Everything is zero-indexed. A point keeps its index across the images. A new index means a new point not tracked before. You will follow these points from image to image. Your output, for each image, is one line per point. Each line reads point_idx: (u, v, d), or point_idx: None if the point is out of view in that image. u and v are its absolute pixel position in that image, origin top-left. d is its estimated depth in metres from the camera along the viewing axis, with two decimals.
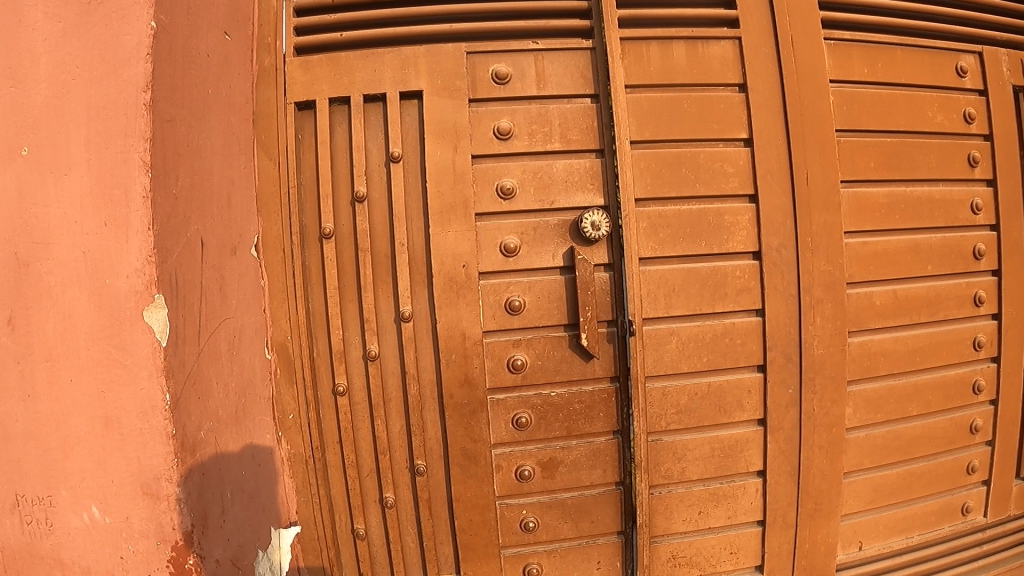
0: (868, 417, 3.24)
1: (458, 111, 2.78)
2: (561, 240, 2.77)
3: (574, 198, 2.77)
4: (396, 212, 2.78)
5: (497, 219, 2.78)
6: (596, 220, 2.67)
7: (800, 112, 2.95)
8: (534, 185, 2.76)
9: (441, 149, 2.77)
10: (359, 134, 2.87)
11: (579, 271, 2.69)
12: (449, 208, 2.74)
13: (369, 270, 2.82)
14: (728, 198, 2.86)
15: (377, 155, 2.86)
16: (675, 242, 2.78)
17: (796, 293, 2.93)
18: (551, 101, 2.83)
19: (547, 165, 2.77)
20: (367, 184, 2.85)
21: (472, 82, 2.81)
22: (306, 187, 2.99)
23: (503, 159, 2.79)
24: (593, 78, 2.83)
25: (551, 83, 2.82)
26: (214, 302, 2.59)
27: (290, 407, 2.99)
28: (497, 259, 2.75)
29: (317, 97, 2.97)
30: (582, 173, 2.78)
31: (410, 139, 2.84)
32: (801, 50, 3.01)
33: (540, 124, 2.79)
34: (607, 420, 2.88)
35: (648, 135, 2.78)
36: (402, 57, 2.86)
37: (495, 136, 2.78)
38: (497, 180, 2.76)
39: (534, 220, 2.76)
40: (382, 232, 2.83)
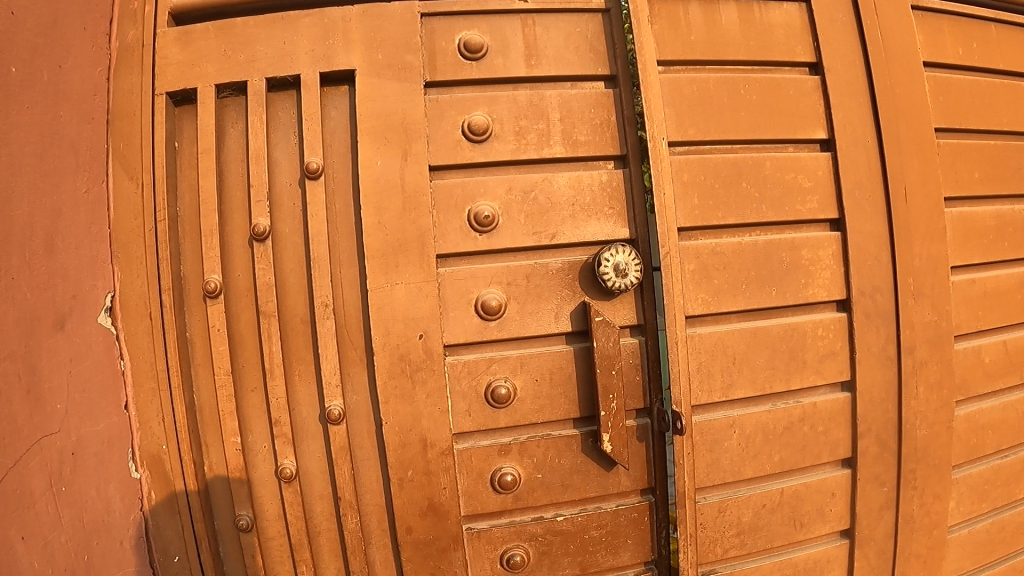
0: (972, 509, 2.41)
1: (408, 100, 1.82)
2: (569, 294, 1.83)
3: (584, 228, 1.84)
4: (313, 257, 1.82)
5: (470, 263, 1.82)
6: (621, 262, 1.77)
7: (893, 103, 2.11)
8: (527, 210, 1.82)
9: (383, 159, 1.81)
10: (259, 137, 1.90)
11: (597, 341, 1.78)
12: (398, 248, 1.78)
13: (275, 344, 1.87)
14: (805, 225, 1.99)
15: (290, 171, 1.91)
16: (736, 292, 1.88)
17: (896, 356, 2.08)
18: (548, 86, 1.90)
19: (544, 179, 1.84)
20: (271, 215, 1.90)
21: (429, 58, 1.87)
22: (186, 219, 2.02)
23: (477, 173, 1.84)
24: (607, 52, 1.93)
25: (548, 59, 1.89)
26: (16, 411, 1.62)
27: (175, 546, 2.00)
28: (473, 325, 1.80)
29: (199, 83, 1.99)
30: (596, 191, 1.86)
31: (338, 145, 1.89)
32: (888, 19, 2.17)
33: (532, 119, 1.86)
34: (638, 549, 1.96)
35: (694, 135, 1.90)
36: (324, 21, 1.90)
37: (465, 137, 1.83)
38: (469, 205, 1.81)
39: (526, 263, 1.82)
40: (298, 287, 1.89)
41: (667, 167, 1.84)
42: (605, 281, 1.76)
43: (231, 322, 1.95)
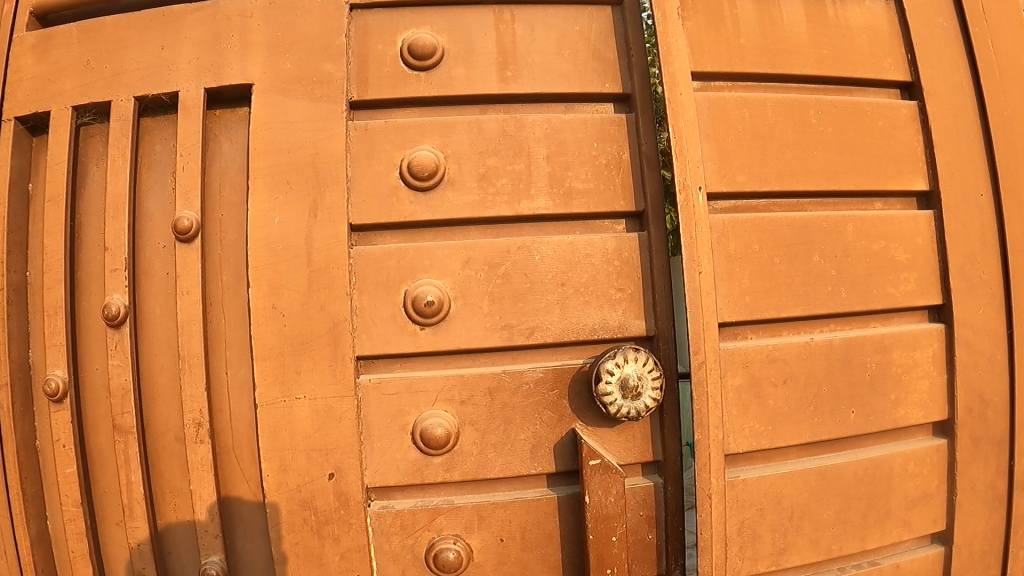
0: None
1: (321, 128, 1.25)
2: (551, 419, 1.25)
3: (579, 319, 1.26)
4: (182, 354, 1.27)
5: (409, 369, 1.25)
6: (632, 377, 1.19)
7: (1017, 143, 1.50)
8: (495, 295, 1.24)
9: (283, 213, 1.23)
10: (119, 180, 1.34)
11: (589, 494, 1.20)
12: (299, 346, 1.21)
13: (136, 475, 1.30)
14: (896, 313, 1.42)
15: (165, 226, 1.35)
16: (796, 420, 1.30)
17: (1007, 495, 1.48)
18: (530, 109, 1.31)
19: (523, 248, 1.26)
20: (133, 287, 1.33)
21: (357, 66, 1.29)
22: (35, 287, 1.45)
23: (422, 238, 1.26)
24: (619, 61, 1.34)
25: (531, 71, 1.30)
26: None
27: None
28: (408, 461, 1.23)
29: (53, 105, 1.41)
30: (601, 264, 1.28)
31: (229, 192, 1.32)
32: (1010, 25, 1.56)
33: (507, 159, 1.27)
34: None
35: (744, 183, 1.31)
36: (215, 16, 1.32)
37: (404, 182, 1.25)
38: (407, 284, 1.23)
39: (491, 371, 1.24)
40: (171, 393, 1.32)
41: (704, 234, 1.23)
42: (605, 406, 1.20)
43: (87, 433, 1.39)
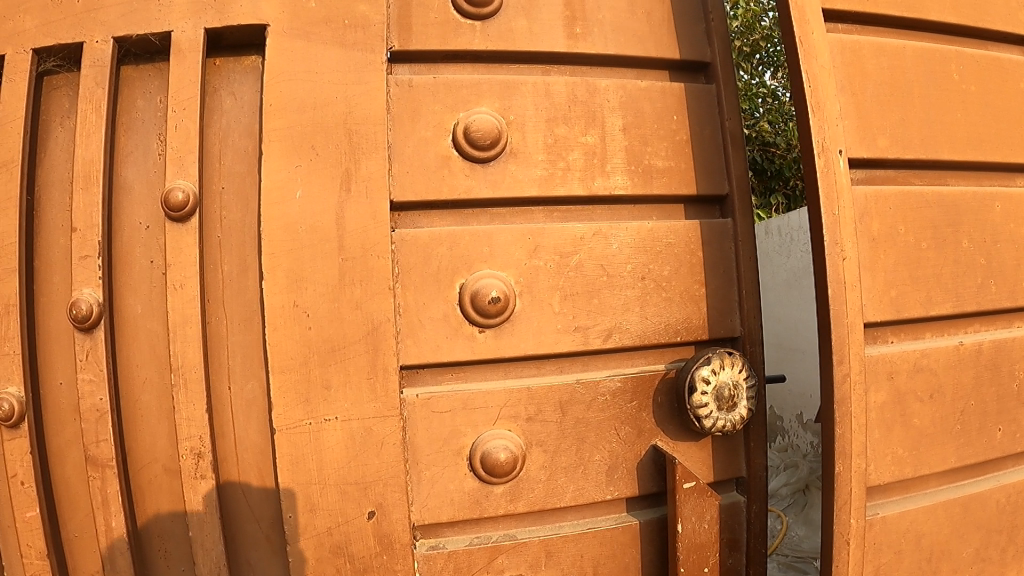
0: None
1: (355, 82, 1.04)
2: (629, 436, 1.07)
3: (658, 323, 1.08)
4: (174, 366, 1.01)
5: (464, 380, 1.05)
6: (729, 386, 1.04)
7: None
8: (567, 291, 1.05)
9: (308, 187, 1.02)
10: (93, 144, 1.07)
11: (682, 522, 1.03)
12: (330, 353, 1.00)
13: (119, 518, 1.04)
14: None
15: (150, 203, 1.08)
16: (938, 442, 1.18)
17: None
18: (600, 73, 1.12)
19: (599, 236, 1.07)
20: (110, 283, 1.05)
21: (398, 9, 1.08)
22: None
23: (477, 222, 1.06)
24: (695, 19, 1.16)
25: (601, 31, 1.11)
26: None
27: None
28: (464, 493, 1.03)
29: (6, 46, 1.11)
30: (685, 254, 1.10)
31: (234, 161, 1.07)
32: None
33: (579, 127, 1.08)
34: None
35: (885, 148, 1.16)
36: None
37: (458, 153, 1.06)
38: (463, 275, 1.04)
39: (562, 382, 1.06)
40: (160, 411, 1.05)
41: (847, 209, 1.08)
42: (696, 423, 1.03)
43: (53, 466, 1.10)
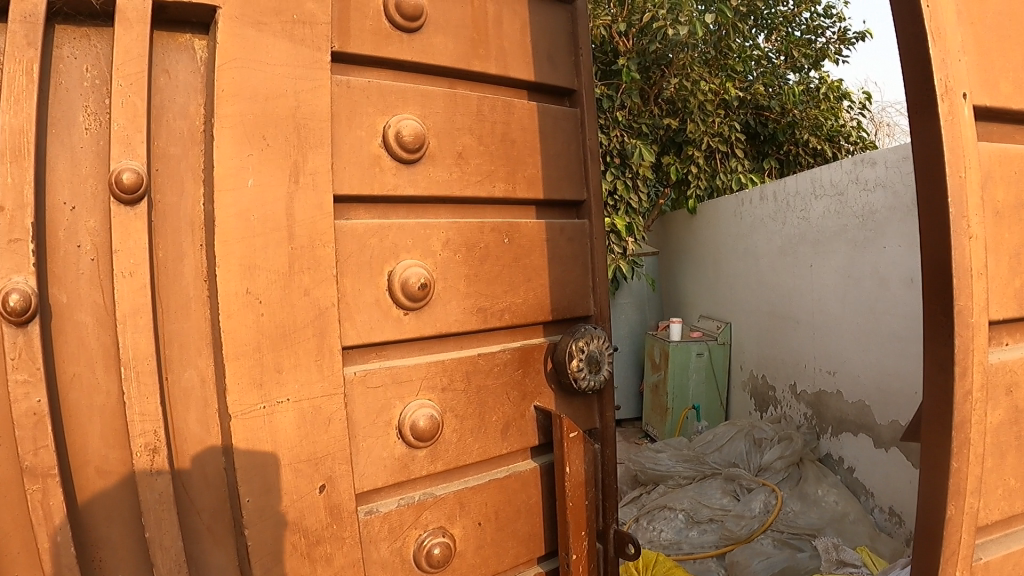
0: None
1: (302, 77, 1.20)
2: (517, 397, 1.50)
3: (540, 295, 1.53)
4: (127, 359, 1.12)
5: (384, 360, 1.32)
6: (595, 356, 1.59)
7: None
8: (472, 277, 1.41)
9: (258, 176, 1.16)
10: (23, 118, 1.11)
11: (567, 460, 1.50)
12: (277, 337, 1.17)
13: (63, 535, 1.11)
14: None
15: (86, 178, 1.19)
16: (1002, 454, 1.37)
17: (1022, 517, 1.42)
18: (487, 90, 1.48)
19: (496, 229, 1.45)
20: (42, 269, 1.13)
21: (339, 11, 1.26)
22: None
23: (396, 215, 1.33)
24: (561, 55, 1.61)
25: (497, 52, 1.46)
26: None
27: None
28: (395, 463, 1.30)
29: None
30: (556, 246, 1.57)
31: (166, 141, 1.21)
32: None
33: (480, 134, 1.42)
34: None
35: (1000, 102, 1.36)
36: None
37: (387, 152, 1.30)
38: (390, 266, 1.30)
39: (469, 354, 1.41)
40: (91, 411, 1.17)
41: (970, 170, 1.28)
42: (576, 381, 1.55)
43: None
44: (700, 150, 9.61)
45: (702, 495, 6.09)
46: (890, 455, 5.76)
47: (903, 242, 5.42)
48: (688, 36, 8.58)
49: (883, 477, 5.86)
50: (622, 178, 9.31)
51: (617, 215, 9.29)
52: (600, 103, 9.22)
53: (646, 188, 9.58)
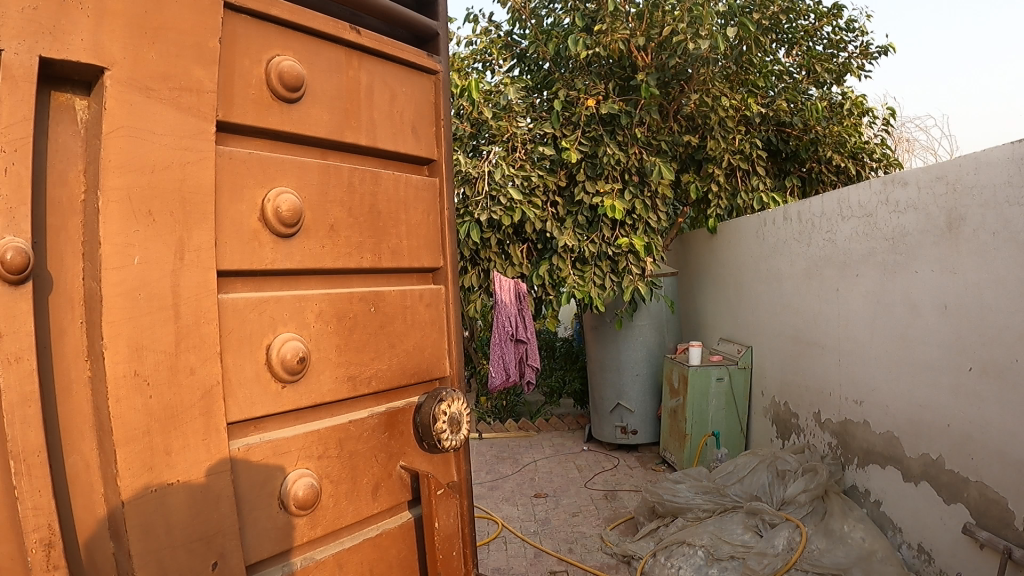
0: None
1: (189, 146, 1.52)
2: (383, 457, 2.00)
3: (401, 359, 2.07)
4: (13, 446, 1.26)
5: (261, 432, 1.71)
6: (454, 421, 2.19)
7: None
8: (344, 346, 1.88)
9: (143, 254, 1.44)
10: None
11: (431, 509, 2.01)
12: (166, 418, 1.47)
13: None
14: None
15: None
16: None
17: None
18: (356, 162, 1.98)
19: (364, 301, 1.95)
20: None
21: (225, 86, 1.62)
22: None
23: (269, 288, 1.75)
24: (417, 139, 2.18)
25: (367, 132, 1.98)
26: None
27: None
28: (281, 527, 1.72)
29: None
30: (414, 310, 2.12)
31: (47, 215, 1.38)
32: None
33: (346, 205, 1.89)
34: None
35: None
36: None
37: (266, 228, 1.69)
38: (269, 340, 1.71)
39: (340, 420, 1.88)
40: None
41: None
42: (438, 438, 2.12)
43: None
44: (721, 167, 9.35)
45: (723, 530, 5.81)
46: (920, 489, 5.46)
47: (936, 267, 5.18)
48: (710, 51, 8.47)
49: (912, 512, 5.55)
50: (641, 197, 9.15)
51: (635, 235, 9.09)
52: (618, 120, 9.11)
53: (664, 208, 9.40)
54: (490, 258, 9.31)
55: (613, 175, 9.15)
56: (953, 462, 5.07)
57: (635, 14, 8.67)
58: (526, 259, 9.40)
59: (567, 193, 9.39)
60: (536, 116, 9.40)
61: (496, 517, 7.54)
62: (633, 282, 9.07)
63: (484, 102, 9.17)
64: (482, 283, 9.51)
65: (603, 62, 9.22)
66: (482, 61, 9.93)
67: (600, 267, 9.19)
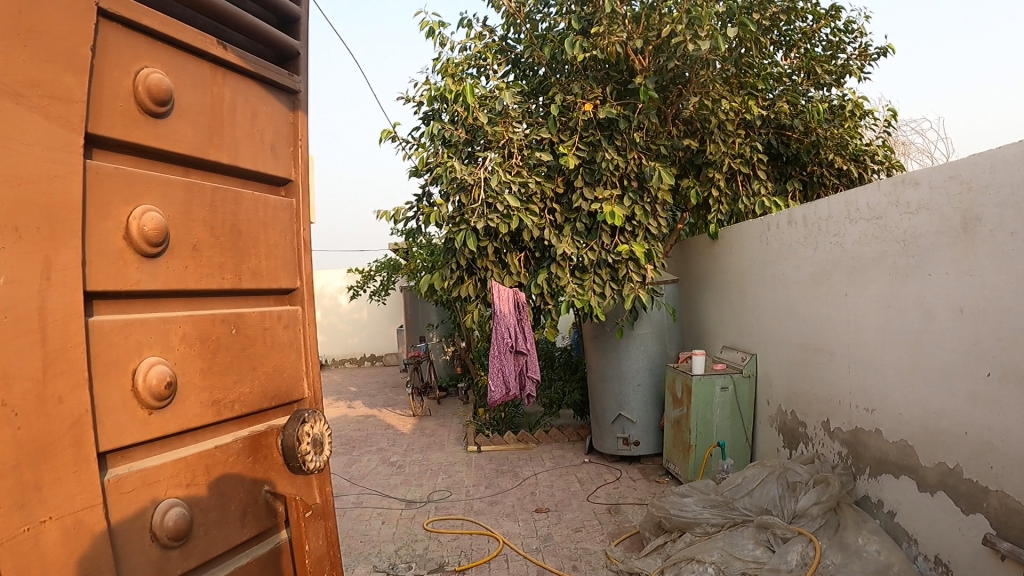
0: None
1: (58, 159, 1.57)
2: (249, 481, 2.15)
3: (263, 381, 2.25)
4: None
5: (129, 462, 1.78)
6: (319, 442, 2.37)
7: None
8: (207, 368, 2.01)
9: (13, 277, 1.46)
10: None
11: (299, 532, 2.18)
12: (38, 454, 1.50)
13: None
14: None
15: None
16: None
17: None
18: (218, 178, 2.14)
19: (226, 323, 2.10)
20: None
21: (96, 96, 1.71)
22: None
23: (134, 309, 1.83)
24: (274, 154, 2.39)
25: (230, 148, 2.15)
26: None
27: None
28: (154, 558, 1.80)
29: None
30: (272, 331, 2.32)
31: None
32: None
33: (209, 226, 2.05)
34: None
35: None
36: None
37: (135, 247, 1.78)
38: (135, 364, 1.79)
39: (206, 445, 2.02)
40: None
41: None
42: (304, 461, 2.29)
43: None
44: (721, 172, 9.28)
45: (732, 546, 5.59)
46: (935, 499, 5.26)
47: (951, 270, 5.04)
48: (709, 52, 8.29)
49: (927, 523, 5.34)
50: (641, 203, 8.99)
51: (635, 241, 8.91)
52: (616, 124, 9.00)
53: (665, 213, 9.26)
54: (487, 267, 9.13)
55: (612, 181, 8.99)
56: (971, 472, 4.87)
57: (632, 17, 8.61)
58: (524, 269, 9.26)
59: (565, 199, 9.33)
60: (532, 122, 9.29)
61: (496, 534, 7.32)
62: (634, 290, 8.81)
63: (480, 107, 9.02)
64: (480, 293, 9.34)
65: (600, 66, 9.21)
66: (477, 66, 9.68)
67: (600, 274, 8.96)
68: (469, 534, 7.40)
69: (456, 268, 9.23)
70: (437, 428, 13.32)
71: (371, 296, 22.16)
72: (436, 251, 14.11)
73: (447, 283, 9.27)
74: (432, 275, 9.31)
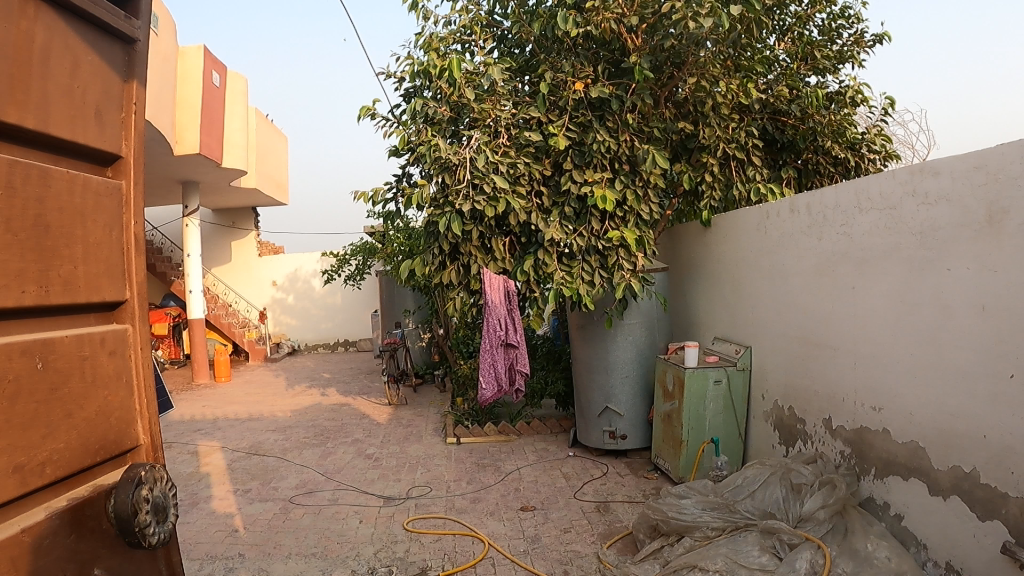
0: None
1: None
2: (70, 565, 2.12)
3: (83, 436, 2.24)
4: None
5: None
6: (160, 514, 2.42)
7: None
8: (4, 426, 1.90)
9: None
10: None
11: None
12: None
13: None
14: None
15: None
16: None
17: None
18: (23, 143, 2.10)
19: (29, 357, 2.03)
20: None
21: None
22: None
23: None
24: (99, 117, 2.40)
25: (42, 98, 2.13)
26: None
27: None
28: None
29: None
30: (93, 360, 2.32)
31: None
32: None
33: (5, 216, 1.95)
34: None
35: None
36: None
37: None
38: None
39: (14, 528, 1.94)
40: None
41: None
42: (145, 532, 2.32)
43: None
44: (715, 157, 8.92)
45: (738, 552, 5.23)
46: (949, 504, 4.96)
47: (974, 265, 4.71)
48: (708, 31, 7.71)
49: (938, 528, 5.06)
50: (633, 187, 8.52)
51: (626, 228, 8.45)
52: (608, 105, 8.50)
53: (658, 199, 8.83)
54: (471, 253, 8.62)
55: (603, 164, 8.53)
56: (989, 477, 4.58)
57: None
58: (508, 254, 8.79)
59: (553, 182, 8.87)
60: (518, 101, 8.72)
61: (481, 535, 6.90)
62: (625, 278, 8.29)
63: (466, 84, 8.45)
64: (463, 280, 8.83)
65: (591, 45, 8.70)
66: (462, 41, 9.13)
67: (589, 262, 8.48)
68: (452, 535, 6.97)
69: (437, 254, 8.68)
70: (414, 417, 12.82)
71: (346, 281, 21.45)
72: (416, 236, 13.51)
73: (429, 269, 8.71)
74: (413, 261, 8.75)
